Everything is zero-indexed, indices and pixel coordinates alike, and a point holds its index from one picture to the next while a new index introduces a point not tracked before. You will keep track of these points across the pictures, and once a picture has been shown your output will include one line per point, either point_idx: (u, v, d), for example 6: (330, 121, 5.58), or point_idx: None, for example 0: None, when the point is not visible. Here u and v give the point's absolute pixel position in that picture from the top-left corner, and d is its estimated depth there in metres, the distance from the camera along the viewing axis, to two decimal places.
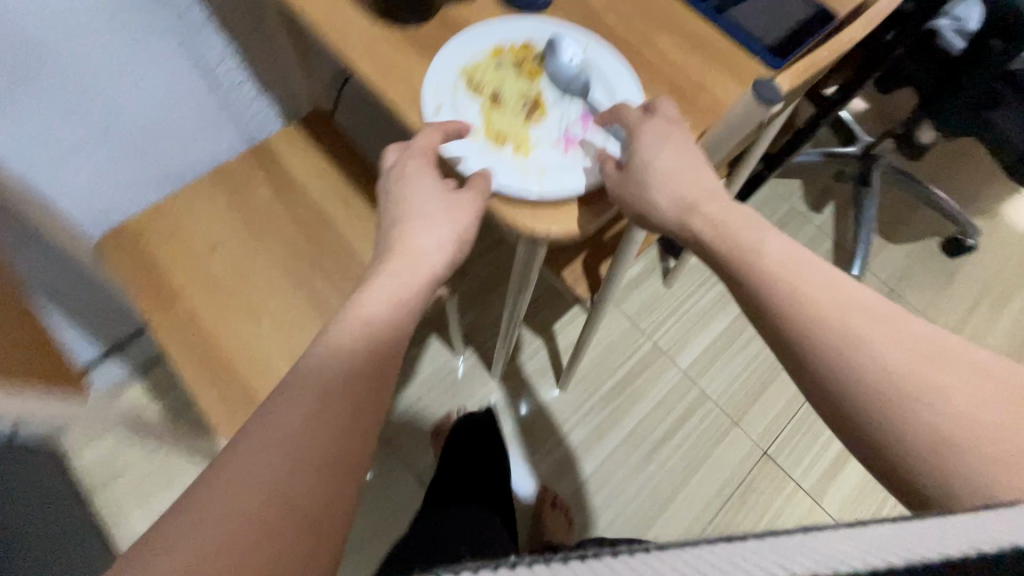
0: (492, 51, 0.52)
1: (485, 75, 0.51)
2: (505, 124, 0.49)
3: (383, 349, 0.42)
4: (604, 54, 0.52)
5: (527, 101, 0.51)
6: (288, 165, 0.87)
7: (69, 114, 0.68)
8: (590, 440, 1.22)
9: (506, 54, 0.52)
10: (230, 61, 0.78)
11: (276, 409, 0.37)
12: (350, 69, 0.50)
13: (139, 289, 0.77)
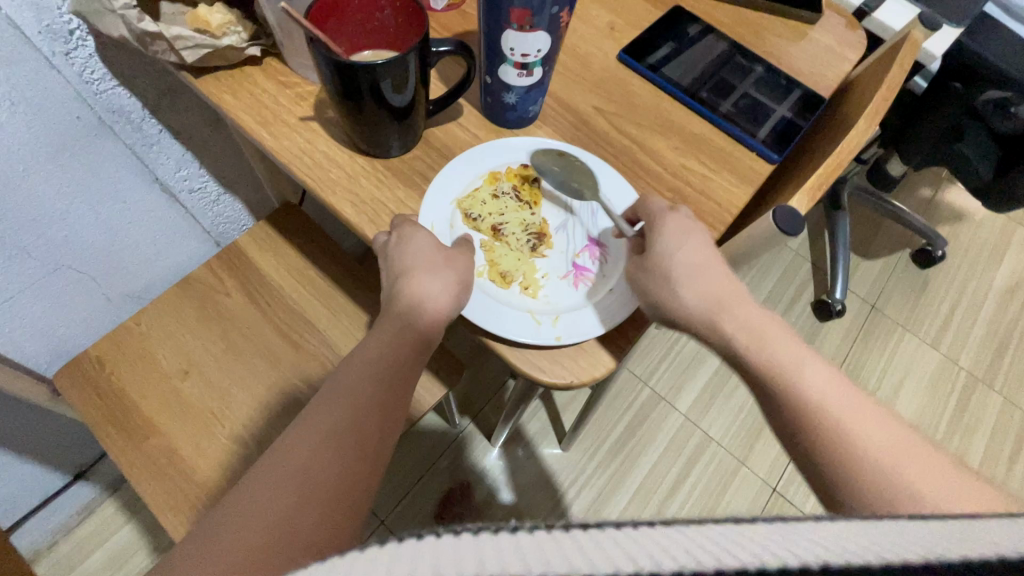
0: (488, 177, 0.49)
1: (483, 207, 0.48)
2: (510, 260, 0.47)
3: (391, 382, 0.42)
4: (605, 173, 0.50)
5: (530, 232, 0.48)
6: (259, 266, 0.81)
7: (12, 260, 0.61)
8: (601, 498, 1.17)
9: (503, 179, 0.49)
10: (189, 169, 0.73)
11: (289, 443, 0.38)
12: (332, 210, 0.46)
13: (103, 426, 0.70)
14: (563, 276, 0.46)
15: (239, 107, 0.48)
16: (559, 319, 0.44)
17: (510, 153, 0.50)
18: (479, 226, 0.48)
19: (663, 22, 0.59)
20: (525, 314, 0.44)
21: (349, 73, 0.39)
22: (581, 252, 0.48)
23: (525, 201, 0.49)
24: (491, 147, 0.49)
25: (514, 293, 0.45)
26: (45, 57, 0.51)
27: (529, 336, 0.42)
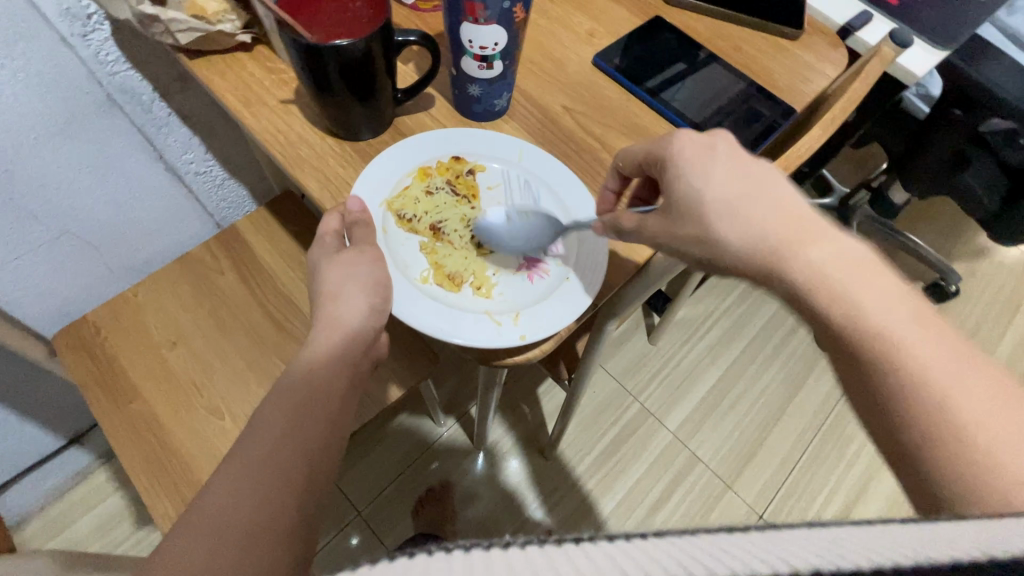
0: (418, 174, 0.51)
1: (418, 206, 0.50)
2: (457, 260, 0.49)
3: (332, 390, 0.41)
4: (537, 161, 0.52)
5: (472, 228, 0.50)
6: (254, 249, 0.84)
7: (19, 221, 0.66)
8: (607, 478, 1.19)
9: (435, 174, 0.52)
10: (195, 152, 0.77)
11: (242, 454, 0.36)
12: (299, 186, 0.49)
13: (92, 388, 0.74)
14: (514, 272, 0.49)
15: (226, 87, 0.52)
16: (519, 316, 0.46)
17: (438, 148, 0.52)
18: (418, 227, 0.50)
19: (641, 32, 0.62)
20: (486, 317, 0.46)
21: (315, 55, 0.42)
22: (529, 244, 0.50)
23: (462, 196, 0.52)
24: (418, 143, 0.51)
25: (468, 294, 0.48)
26: (62, 37, 0.56)
27: (494, 339, 0.45)
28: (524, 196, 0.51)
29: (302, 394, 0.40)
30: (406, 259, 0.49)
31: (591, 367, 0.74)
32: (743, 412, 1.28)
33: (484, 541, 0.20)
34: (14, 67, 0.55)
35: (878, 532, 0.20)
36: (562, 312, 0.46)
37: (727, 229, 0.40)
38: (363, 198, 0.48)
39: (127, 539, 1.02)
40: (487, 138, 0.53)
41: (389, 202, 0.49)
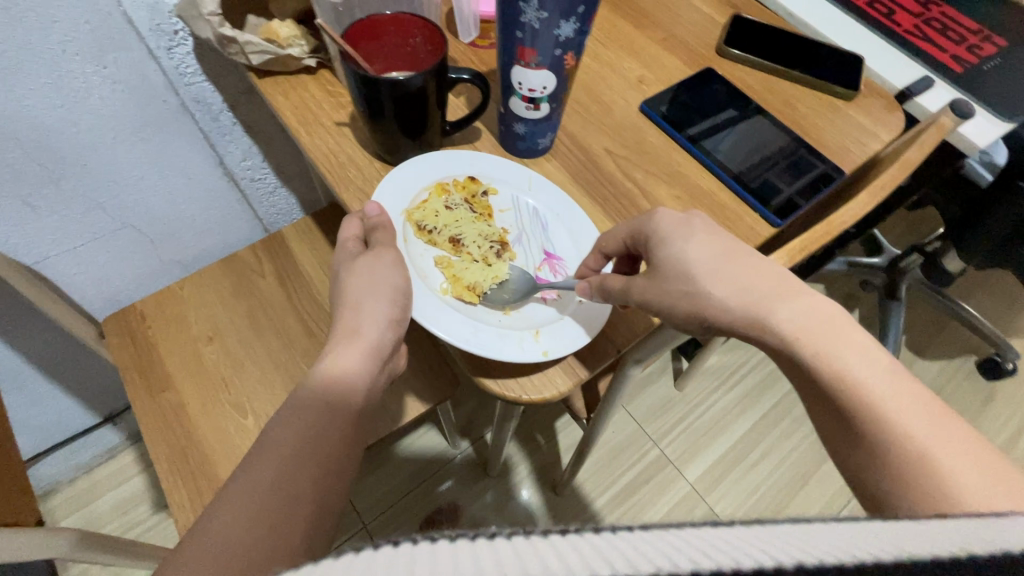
0: (436, 190, 0.53)
1: (438, 219, 0.52)
2: (479, 272, 0.50)
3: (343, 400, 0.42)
4: (551, 187, 0.54)
5: (490, 243, 0.52)
6: (295, 255, 0.88)
7: (88, 211, 0.71)
8: (630, 511, 1.16)
9: (452, 190, 0.53)
10: (253, 160, 0.82)
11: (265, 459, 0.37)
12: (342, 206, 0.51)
13: (130, 372, 0.77)
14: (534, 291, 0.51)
15: (287, 106, 0.55)
16: (540, 333, 0.46)
17: (455, 165, 0.54)
18: (436, 240, 0.52)
19: (690, 82, 0.62)
20: (508, 332, 0.46)
21: (372, 86, 0.45)
22: (541, 267, 0.52)
23: (479, 214, 0.53)
24: (437, 158, 0.53)
25: (485, 307, 0.49)
26: (149, 49, 0.61)
27: (515, 352, 0.44)
28: (536, 223, 0.53)
29: (313, 413, 0.40)
30: (424, 269, 0.50)
31: (610, 409, 0.73)
32: (767, 471, 1.22)
33: (472, 533, 0.21)
34: (104, 73, 0.60)
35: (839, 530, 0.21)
36: (582, 334, 0.46)
37: (712, 288, 0.41)
38: (385, 204, 0.49)
39: (143, 522, 1.05)
40: (500, 163, 0.55)
41: (409, 212, 0.51)
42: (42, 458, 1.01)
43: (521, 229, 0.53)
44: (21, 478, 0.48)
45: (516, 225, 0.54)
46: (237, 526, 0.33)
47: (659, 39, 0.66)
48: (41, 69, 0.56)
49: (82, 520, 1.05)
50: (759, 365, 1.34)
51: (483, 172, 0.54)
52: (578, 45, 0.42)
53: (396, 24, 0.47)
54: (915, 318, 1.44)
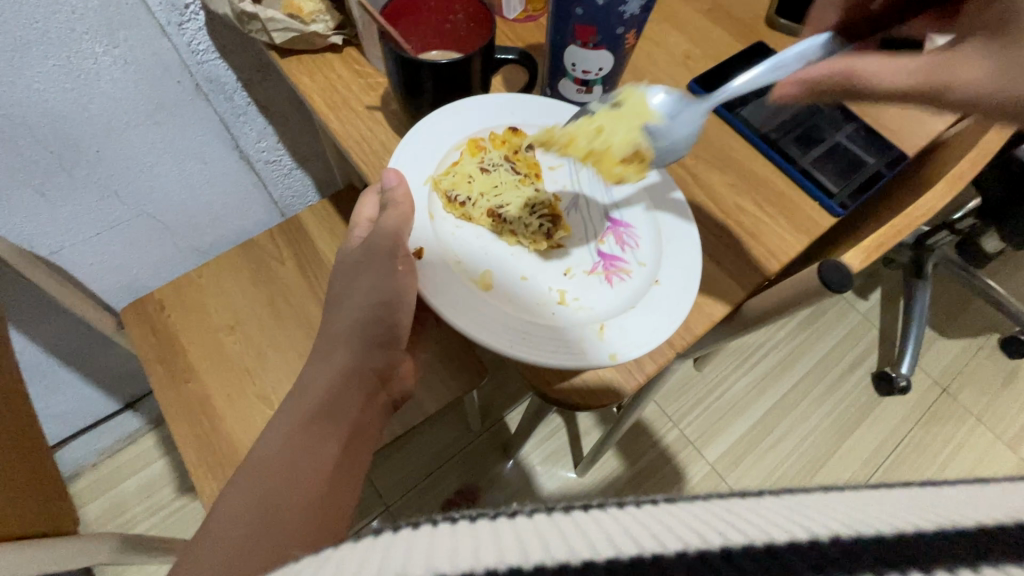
0: (469, 148, 0.49)
1: (471, 189, 0.48)
2: (620, 131, 0.43)
3: (340, 390, 0.45)
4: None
5: (541, 216, 0.48)
6: (314, 240, 0.85)
7: (103, 199, 0.69)
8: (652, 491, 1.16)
9: (489, 147, 0.50)
10: (268, 141, 0.78)
11: (270, 448, 0.40)
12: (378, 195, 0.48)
13: (153, 363, 0.76)
14: (591, 270, 0.47)
15: (314, 88, 0.52)
16: (605, 329, 0.42)
17: (490, 118, 0.50)
18: (472, 212, 0.47)
19: (740, 57, 0.58)
20: (566, 330, 0.42)
21: (412, 68, 0.44)
22: (605, 239, 0.48)
23: (524, 174, 0.50)
24: (465, 110, 0.49)
25: (537, 302, 0.44)
26: (161, 26, 0.57)
27: (577, 356, 0.40)
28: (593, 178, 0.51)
29: (318, 407, 0.43)
30: (460, 254, 0.46)
31: (645, 399, 0.71)
32: (787, 451, 1.21)
33: (491, 510, 0.19)
34: (115, 53, 0.56)
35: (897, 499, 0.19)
36: (657, 331, 0.41)
37: None
38: (403, 172, 0.46)
39: (167, 505, 1.05)
40: (547, 107, 0.50)
41: (436, 179, 0.47)
42: (65, 444, 1.00)
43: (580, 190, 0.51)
44: (57, 484, 0.48)
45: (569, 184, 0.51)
46: (252, 499, 0.36)
47: (706, 10, 0.61)
48: (48, 49, 0.52)
49: (107, 503, 1.05)
50: (779, 344, 1.32)
51: (525, 122, 0.50)
52: (639, 22, 0.43)
53: (434, 2, 0.47)
54: (939, 296, 1.40)
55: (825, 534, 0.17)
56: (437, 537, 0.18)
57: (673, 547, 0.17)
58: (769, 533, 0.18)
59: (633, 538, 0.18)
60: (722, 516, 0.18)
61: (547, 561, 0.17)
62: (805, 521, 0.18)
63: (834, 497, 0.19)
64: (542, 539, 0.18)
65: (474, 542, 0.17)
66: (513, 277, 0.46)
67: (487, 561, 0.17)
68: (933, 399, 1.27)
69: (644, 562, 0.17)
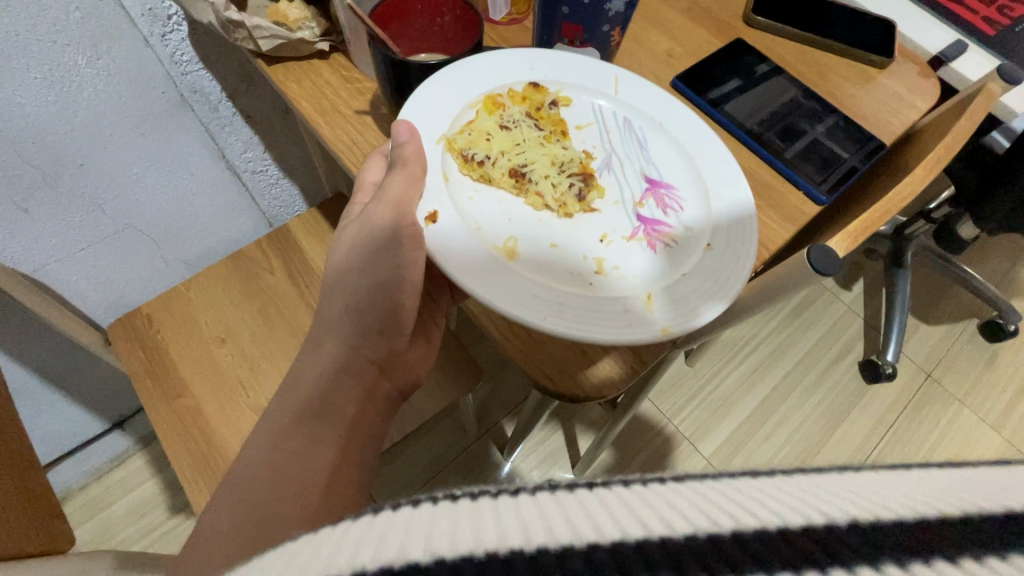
0: (486, 104, 0.49)
1: (489, 146, 0.47)
2: None
3: (331, 385, 0.44)
4: (632, 97, 0.52)
5: (571, 176, 0.47)
6: (304, 251, 0.84)
7: (88, 214, 0.68)
8: None
9: (508, 105, 0.50)
10: (255, 152, 0.78)
11: (262, 444, 0.40)
12: None
13: (143, 379, 0.74)
14: (630, 235, 0.46)
15: (302, 95, 0.52)
16: (651, 301, 0.42)
17: (507, 77, 0.50)
18: (491, 168, 0.47)
19: (719, 54, 0.60)
20: (610, 302, 0.42)
21: (402, 67, 0.45)
22: (645, 202, 0.48)
23: (548, 132, 0.50)
24: (490, 65, 0.50)
25: (574, 273, 0.44)
26: (144, 37, 0.57)
27: (628, 330, 0.40)
28: (626, 136, 0.51)
29: (313, 401, 0.42)
30: (479, 220, 0.45)
31: (642, 395, 0.72)
32: (781, 441, 1.23)
33: (493, 489, 0.19)
34: (97, 65, 0.56)
35: (906, 480, 0.20)
36: (709, 300, 0.42)
37: None
38: (414, 125, 0.45)
39: (160, 525, 1.03)
40: (571, 63, 0.51)
41: (450, 138, 0.47)
42: (53, 466, 0.98)
43: (614, 150, 0.50)
44: (50, 504, 0.47)
45: (596, 143, 0.50)
46: (252, 498, 0.36)
47: (685, 9, 0.63)
48: (30, 63, 0.51)
49: (98, 526, 1.03)
50: (769, 337, 1.34)
51: (545, 79, 0.51)
52: (622, 20, 0.49)
53: (423, 5, 0.48)
54: (920, 284, 1.43)
55: (842, 519, 0.17)
56: (433, 513, 0.18)
57: (683, 530, 0.17)
58: (784, 516, 0.17)
59: (639, 519, 0.17)
60: (733, 500, 0.18)
61: (549, 544, 0.16)
62: (824, 508, 0.17)
63: (842, 476, 0.20)
64: (549, 515, 0.17)
65: (477, 520, 0.17)
66: (542, 243, 0.45)
67: (486, 544, 0.16)
68: (918, 385, 1.29)
69: (650, 544, 0.16)
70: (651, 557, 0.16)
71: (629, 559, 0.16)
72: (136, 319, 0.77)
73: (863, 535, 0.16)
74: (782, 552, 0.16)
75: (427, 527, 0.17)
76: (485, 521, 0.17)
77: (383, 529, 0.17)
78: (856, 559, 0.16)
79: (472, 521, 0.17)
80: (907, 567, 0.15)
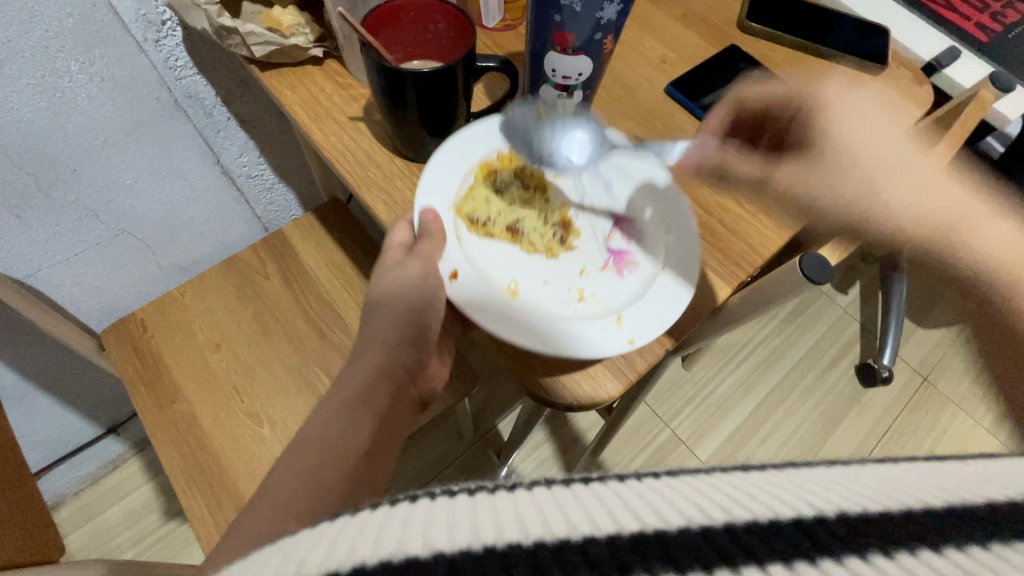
0: (480, 171, 0.50)
1: (490, 208, 0.49)
2: None
3: (362, 400, 0.44)
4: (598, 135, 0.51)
5: (553, 225, 0.48)
6: (300, 255, 0.84)
7: (81, 220, 0.67)
8: None
9: (498, 167, 0.50)
10: (250, 157, 0.77)
11: (291, 455, 0.39)
12: (365, 194, 0.49)
13: (137, 384, 0.74)
14: (602, 267, 0.47)
15: (296, 101, 0.52)
16: (621, 319, 0.43)
17: (495, 140, 0.51)
18: (492, 229, 0.48)
19: (714, 60, 0.60)
20: (582, 330, 0.42)
21: (393, 77, 0.43)
22: (611, 236, 0.48)
23: (533, 189, 0.50)
24: (478, 134, 0.50)
25: (559, 304, 0.45)
26: (137, 42, 0.57)
27: (594, 345, 0.41)
28: (591, 172, 0.51)
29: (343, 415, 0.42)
30: (485, 269, 0.46)
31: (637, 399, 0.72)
32: (777, 444, 1.23)
33: (492, 488, 0.20)
34: (90, 70, 0.56)
35: (888, 474, 0.21)
36: (669, 315, 0.42)
37: None
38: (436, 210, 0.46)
39: (154, 531, 1.02)
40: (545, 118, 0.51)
41: (457, 206, 0.48)
42: (45, 471, 0.97)
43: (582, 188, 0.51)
44: (37, 513, 0.46)
45: (570, 186, 0.51)
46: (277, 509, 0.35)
47: (679, 15, 0.63)
48: (22, 69, 0.51)
49: (92, 531, 1.02)
50: (767, 340, 1.35)
51: (525, 140, 0.51)
52: (617, 28, 0.44)
53: (416, 12, 0.48)
54: (916, 288, 1.43)
55: (830, 510, 0.18)
56: (430, 514, 0.19)
57: (678, 522, 0.18)
58: (774, 508, 0.19)
59: (637, 514, 0.18)
60: (727, 495, 0.19)
61: (547, 537, 0.18)
62: (812, 501, 0.19)
63: (830, 472, 0.21)
64: (553, 513, 0.19)
65: (476, 517, 0.19)
66: (535, 281, 0.46)
67: (482, 540, 0.17)
68: (915, 389, 1.30)
69: (649, 536, 0.17)
70: (644, 550, 0.17)
71: (625, 553, 0.17)
72: (129, 324, 0.77)
73: (842, 526, 0.17)
74: (775, 545, 0.17)
75: (434, 524, 0.18)
76: (482, 521, 0.18)
77: (388, 525, 0.18)
78: (840, 550, 0.17)
79: (473, 519, 0.19)
80: (891, 555, 0.17)
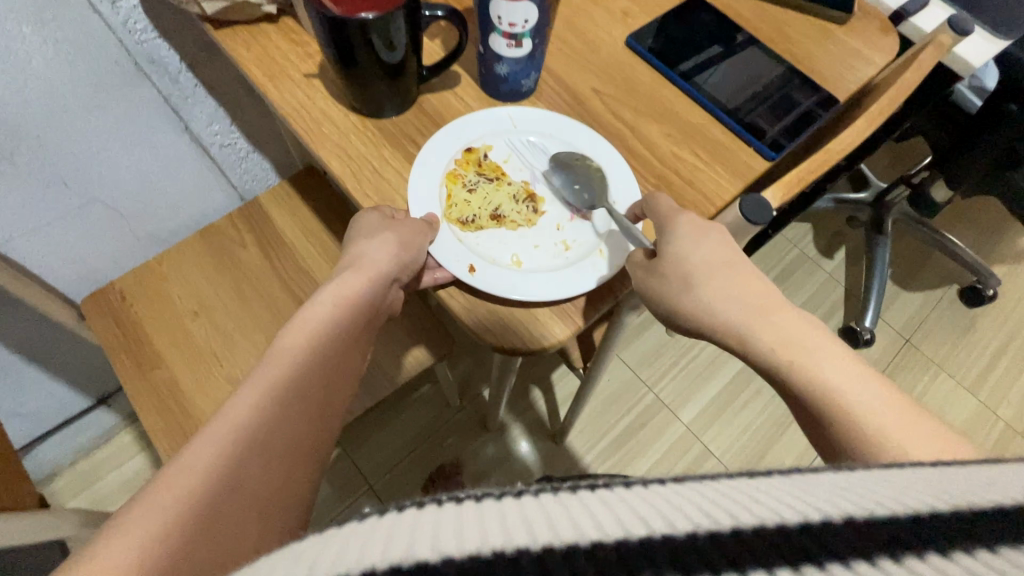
0: (450, 180, 0.50)
1: (473, 205, 0.50)
2: None
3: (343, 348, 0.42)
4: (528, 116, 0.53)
5: (521, 200, 0.50)
6: (276, 224, 0.85)
7: (50, 188, 0.68)
8: (633, 454, 1.19)
9: (463, 172, 0.51)
10: (221, 124, 0.77)
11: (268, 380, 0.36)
12: (322, 151, 0.49)
13: (117, 352, 0.75)
14: (572, 219, 0.50)
15: (251, 60, 0.52)
16: (604, 252, 0.48)
17: (446, 149, 0.51)
18: (482, 223, 0.49)
19: (675, 12, 0.59)
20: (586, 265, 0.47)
21: (339, 29, 0.42)
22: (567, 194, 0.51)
23: (495, 177, 0.51)
24: (438, 144, 0.51)
25: (552, 257, 0.48)
26: (91, 4, 0.56)
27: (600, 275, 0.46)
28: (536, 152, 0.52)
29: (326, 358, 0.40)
30: (487, 255, 0.48)
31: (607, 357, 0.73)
32: (759, 406, 1.25)
33: (496, 491, 0.19)
34: (43, 34, 0.55)
35: (894, 480, 0.19)
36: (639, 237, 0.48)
37: None
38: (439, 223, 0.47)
39: None
40: (484, 119, 0.53)
41: (448, 218, 0.49)
42: (36, 444, 1.00)
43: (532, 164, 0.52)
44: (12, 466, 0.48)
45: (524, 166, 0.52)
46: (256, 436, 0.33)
47: None
48: None
49: (87, 500, 1.05)
50: None
51: (472, 138, 0.52)
52: None
53: None
54: (902, 251, 1.43)
55: (838, 514, 0.16)
56: (440, 517, 0.17)
57: (684, 528, 0.16)
58: (783, 513, 0.16)
59: (643, 518, 0.16)
60: (733, 499, 0.17)
61: (554, 542, 0.16)
62: (819, 505, 0.17)
63: (829, 478, 0.19)
64: (548, 513, 0.17)
65: (482, 520, 0.17)
66: (529, 248, 0.49)
67: (493, 543, 0.16)
68: (896, 350, 1.31)
69: (654, 541, 0.15)
70: (654, 556, 0.15)
71: (632, 557, 0.15)
72: (106, 292, 0.78)
73: (859, 530, 0.15)
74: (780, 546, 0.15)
75: (443, 529, 0.16)
76: (492, 520, 0.17)
77: (394, 531, 0.17)
78: (854, 554, 0.15)
79: (484, 520, 0.17)
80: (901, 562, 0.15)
